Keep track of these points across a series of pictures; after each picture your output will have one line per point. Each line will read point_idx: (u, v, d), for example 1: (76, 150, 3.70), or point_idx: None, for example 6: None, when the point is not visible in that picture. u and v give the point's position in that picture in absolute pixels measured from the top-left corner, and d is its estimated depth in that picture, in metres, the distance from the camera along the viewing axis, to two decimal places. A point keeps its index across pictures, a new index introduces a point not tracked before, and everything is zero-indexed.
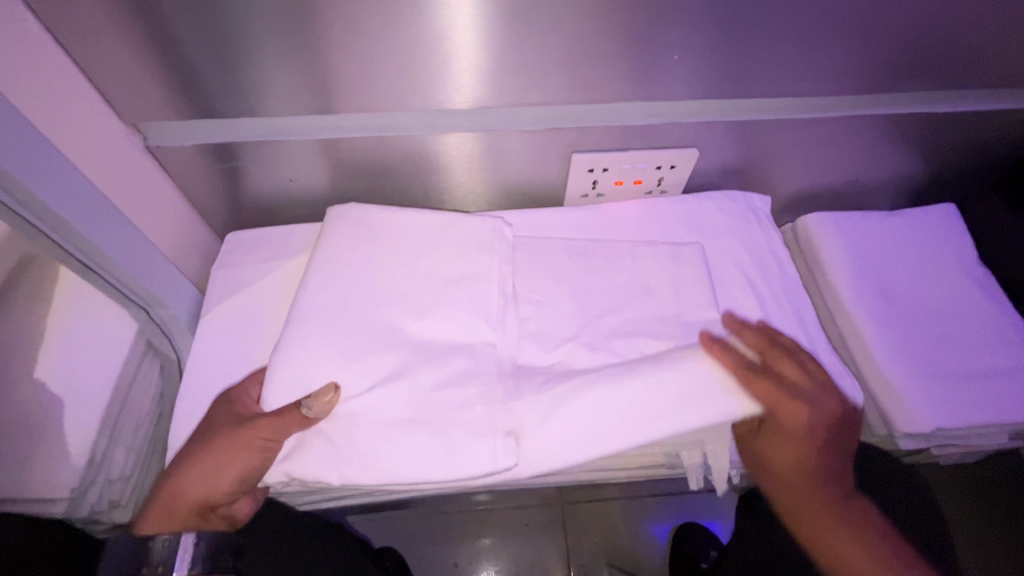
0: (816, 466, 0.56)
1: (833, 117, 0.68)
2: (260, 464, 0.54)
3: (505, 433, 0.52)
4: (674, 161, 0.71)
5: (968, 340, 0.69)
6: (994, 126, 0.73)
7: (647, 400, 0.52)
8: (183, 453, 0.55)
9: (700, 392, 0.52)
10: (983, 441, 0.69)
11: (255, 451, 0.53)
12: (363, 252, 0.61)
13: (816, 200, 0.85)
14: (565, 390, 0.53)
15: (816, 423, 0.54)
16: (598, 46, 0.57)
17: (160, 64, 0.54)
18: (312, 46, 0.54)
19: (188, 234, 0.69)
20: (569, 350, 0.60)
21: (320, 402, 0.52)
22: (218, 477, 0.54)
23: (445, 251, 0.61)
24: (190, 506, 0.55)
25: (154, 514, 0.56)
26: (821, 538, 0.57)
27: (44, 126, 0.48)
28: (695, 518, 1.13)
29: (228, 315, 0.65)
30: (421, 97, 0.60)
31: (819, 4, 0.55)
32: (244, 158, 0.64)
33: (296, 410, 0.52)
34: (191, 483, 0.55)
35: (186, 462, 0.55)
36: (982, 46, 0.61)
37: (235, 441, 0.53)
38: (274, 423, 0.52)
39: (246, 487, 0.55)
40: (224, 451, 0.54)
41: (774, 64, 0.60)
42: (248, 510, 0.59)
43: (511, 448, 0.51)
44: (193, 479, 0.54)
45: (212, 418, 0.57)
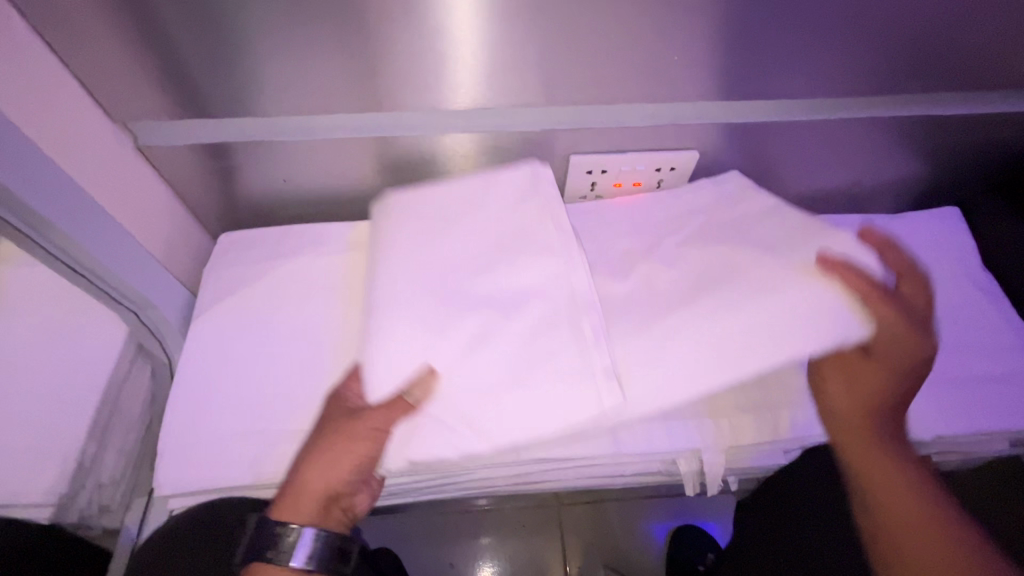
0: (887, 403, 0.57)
1: (822, 124, 0.73)
2: (375, 452, 0.54)
3: (607, 374, 0.52)
4: (673, 163, 0.75)
5: (969, 347, 0.74)
6: (974, 137, 0.78)
7: (758, 320, 0.53)
8: (305, 449, 0.55)
9: (825, 307, 0.54)
10: (983, 446, 0.73)
11: (367, 440, 0.53)
12: (414, 225, 0.61)
13: (815, 202, 0.89)
14: (646, 332, 0.55)
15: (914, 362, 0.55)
16: (600, 41, 0.60)
17: (149, 61, 0.56)
18: (307, 42, 0.57)
19: (181, 232, 0.71)
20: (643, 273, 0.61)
21: (424, 390, 0.52)
22: (342, 469, 0.54)
23: (491, 207, 0.61)
24: (317, 499, 0.55)
25: (284, 502, 0.55)
26: (876, 494, 0.54)
27: (33, 129, 0.50)
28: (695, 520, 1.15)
29: (217, 317, 0.65)
30: (421, 94, 0.64)
31: (810, 12, 0.59)
32: (237, 157, 0.67)
33: (399, 400, 0.52)
34: (314, 473, 0.54)
35: (309, 456, 0.55)
36: (970, 48, 0.66)
37: (350, 433, 0.53)
38: (388, 410, 0.52)
39: (367, 474, 0.55)
40: (341, 442, 0.53)
41: (755, 80, 0.67)
42: (366, 504, 0.60)
43: (615, 388, 0.51)
44: (320, 470, 0.54)
45: (327, 413, 0.57)
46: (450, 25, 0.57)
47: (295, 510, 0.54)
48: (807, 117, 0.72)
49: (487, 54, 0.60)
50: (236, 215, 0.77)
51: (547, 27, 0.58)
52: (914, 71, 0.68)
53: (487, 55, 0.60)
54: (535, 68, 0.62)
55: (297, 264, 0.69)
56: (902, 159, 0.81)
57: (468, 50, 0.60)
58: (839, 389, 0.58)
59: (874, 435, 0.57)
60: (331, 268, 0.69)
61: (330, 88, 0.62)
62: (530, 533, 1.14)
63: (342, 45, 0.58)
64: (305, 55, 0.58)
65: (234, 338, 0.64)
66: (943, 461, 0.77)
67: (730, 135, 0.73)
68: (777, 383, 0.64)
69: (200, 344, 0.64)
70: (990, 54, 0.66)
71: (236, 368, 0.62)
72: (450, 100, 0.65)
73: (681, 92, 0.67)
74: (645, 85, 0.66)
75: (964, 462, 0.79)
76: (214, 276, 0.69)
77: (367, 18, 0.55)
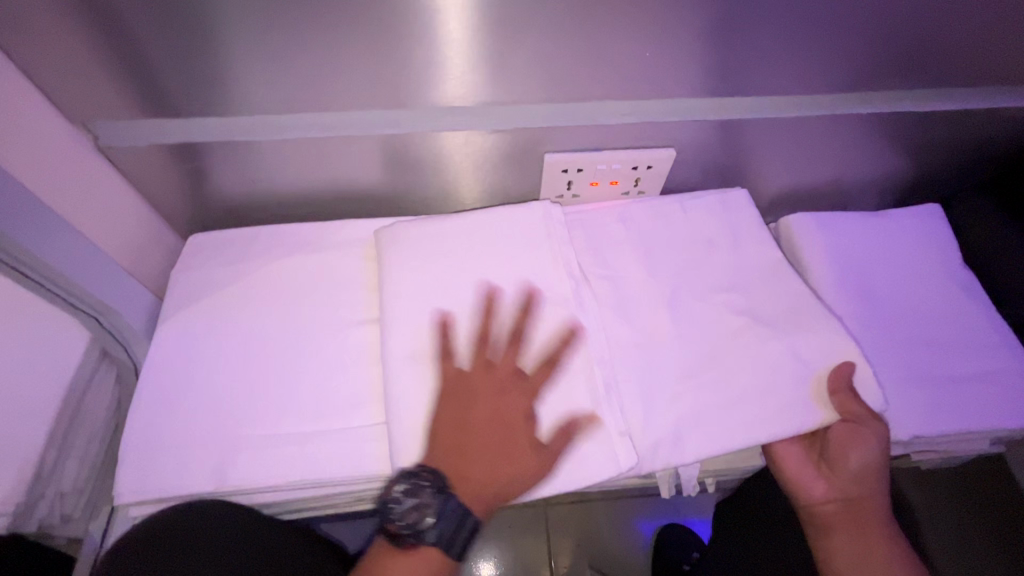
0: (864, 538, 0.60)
1: (800, 121, 0.72)
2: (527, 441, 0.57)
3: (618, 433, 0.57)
4: (651, 161, 0.74)
5: (949, 347, 0.73)
6: (955, 135, 0.78)
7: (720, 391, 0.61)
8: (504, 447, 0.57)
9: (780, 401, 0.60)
10: (964, 446, 0.73)
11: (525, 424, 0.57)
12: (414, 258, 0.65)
13: (796, 199, 0.89)
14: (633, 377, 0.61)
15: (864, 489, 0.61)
16: (573, 38, 0.59)
17: (107, 60, 0.55)
18: (273, 42, 0.56)
19: (146, 236, 0.70)
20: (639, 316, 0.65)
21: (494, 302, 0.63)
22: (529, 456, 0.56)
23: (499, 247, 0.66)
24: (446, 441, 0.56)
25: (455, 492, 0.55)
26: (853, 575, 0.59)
27: None
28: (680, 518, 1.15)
29: (182, 323, 0.64)
30: (394, 93, 0.63)
31: (784, 10, 0.58)
32: (204, 157, 0.66)
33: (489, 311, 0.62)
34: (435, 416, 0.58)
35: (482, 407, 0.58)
36: (948, 46, 0.65)
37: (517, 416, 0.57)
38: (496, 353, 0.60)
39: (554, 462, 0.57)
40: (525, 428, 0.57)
41: (731, 77, 0.66)
42: None
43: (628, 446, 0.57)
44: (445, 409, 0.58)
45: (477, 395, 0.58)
46: (421, 19, 0.55)
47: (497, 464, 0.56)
48: (785, 115, 0.71)
49: (460, 51, 0.59)
50: (207, 216, 0.75)
51: (519, 23, 0.57)
52: (894, 66, 0.67)
53: (460, 51, 0.59)
54: (510, 64, 0.61)
55: (265, 267, 0.67)
56: (883, 155, 0.80)
57: (440, 47, 0.58)
58: (826, 483, 0.61)
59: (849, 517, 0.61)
60: (304, 270, 0.68)
61: (294, 85, 0.60)
62: (517, 534, 1.14)
63: (306, 41, 0.56)
64: (268, 51, 0.56)
65: (201, 342, 0.63)
66: (924, 460, 0.76)
67: (709, 132, 0.72)
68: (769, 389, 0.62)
69: (168, 349, 0.63)
70: (970, 50, 0.66)
71: (203, 374, 0.61)
72: (422, 97, 0.64)
73: (657, 89, 0.66)
74: (620, 82, 0.65)
75: (942, 460, 0.78)
76: (180, 279, 0.67)
77: (331, 13, 0.54)
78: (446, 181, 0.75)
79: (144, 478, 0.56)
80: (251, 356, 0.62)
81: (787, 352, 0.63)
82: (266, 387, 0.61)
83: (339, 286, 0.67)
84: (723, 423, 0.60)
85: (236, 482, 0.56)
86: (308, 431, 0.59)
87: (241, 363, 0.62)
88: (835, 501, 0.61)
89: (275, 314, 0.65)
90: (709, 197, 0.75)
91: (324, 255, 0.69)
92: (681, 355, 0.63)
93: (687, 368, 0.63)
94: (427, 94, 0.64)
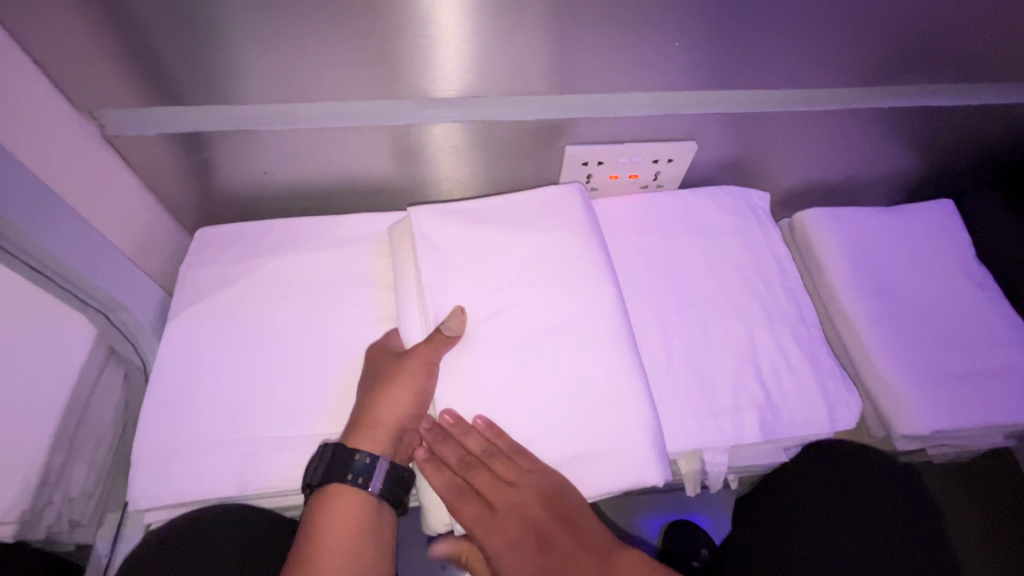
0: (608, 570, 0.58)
1: (822, 115, 0.71)
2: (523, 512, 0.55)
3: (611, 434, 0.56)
4: (671, 155, 0.73)
5: (966, 340, 0.73)
6: (969, 131, 0.78)
7: (738, 385, 0.61)
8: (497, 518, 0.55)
9: (802, 400, 0.62)
10: (979, 441, 0.73)
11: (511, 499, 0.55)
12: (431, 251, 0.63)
13: (811, 194, 0.88)
14: (657, 372, 0.62)
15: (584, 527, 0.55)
16: (598, 28, 0.58)
17: (117, 45, 0.52)
18: (291, 28, 0.53)
19: (151, 229, 0.67)
20: (653, 312, 0.65)
21: (458, 329, 0.55)
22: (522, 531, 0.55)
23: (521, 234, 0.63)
24: (389, 429, 0.56)
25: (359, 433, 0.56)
26: None
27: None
28: (686, 510, 1.05)
29: (195, 320, 0.62)
30: (412, 83, 0.61)
31: (812, 3, 0.58)
32: (214, 148, 0.63)
33: (438, 334, 0.55)
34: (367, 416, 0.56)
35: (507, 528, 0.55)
36: (968, 43, 0.65)
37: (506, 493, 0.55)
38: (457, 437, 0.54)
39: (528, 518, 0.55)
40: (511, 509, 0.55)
41: (753, 70, 0.65)
42: None
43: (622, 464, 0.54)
44: (387, 406, 0.56)
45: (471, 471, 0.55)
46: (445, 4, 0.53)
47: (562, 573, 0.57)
48: (807, 109, 0.70)
49: (484, 37, 0.57)
50: (213, 207, 0.73)
51: (546, 10, 0.55)
52: (918, 59, 0.66)
53: (484, 38, 0.57)
54: (534, 53, 0.59)
55: (279, 262, 0.65)
56: (899, 150, 0.80)
57: (462, 36, 0.57)
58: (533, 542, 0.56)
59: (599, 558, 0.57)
60: (318, 264, 0.66)
61: (311, 70, 0.58)
62: None
63: (326, 22, 0.53)
64: (286, 33, 0.54)
65: (215, 340, 0.61)
66: (939, 454, 0.77)
67: (731, 125, 0.71)
68: (790, 382, 0.63)
69: (179, 345, 0.60)
70: (990, 47, 0.66)
71: (218, 373, 0.59)
72: (442, 86, 0.62)
73: (681, 82, 0.65)
74: (643, 74, 0.64)
75: (956, 454, 0.79)
76: (190, 274, 0.65)
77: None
78: (462, 174, 0.73)
79: (160, 481, 0.54)
80: (267, 354, 0.60)
81: (795, 348, 0.65)
82: (283, 386, 0.59)
83: (355, 281, 0.65)
84: (742, 416, 0.60)
85: (256, 485, 0.55)
86: (329, 432, 0.57)
87: (256, 362, 0.60)
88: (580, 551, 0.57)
89: (290, 311, 0.63)
90: (729, 193, 0.74)
91: (339, 249, 0.67)
92: (700, 348, 0.63)
93: (707, 364, 0.62)
94: (447, 82, 0.61)
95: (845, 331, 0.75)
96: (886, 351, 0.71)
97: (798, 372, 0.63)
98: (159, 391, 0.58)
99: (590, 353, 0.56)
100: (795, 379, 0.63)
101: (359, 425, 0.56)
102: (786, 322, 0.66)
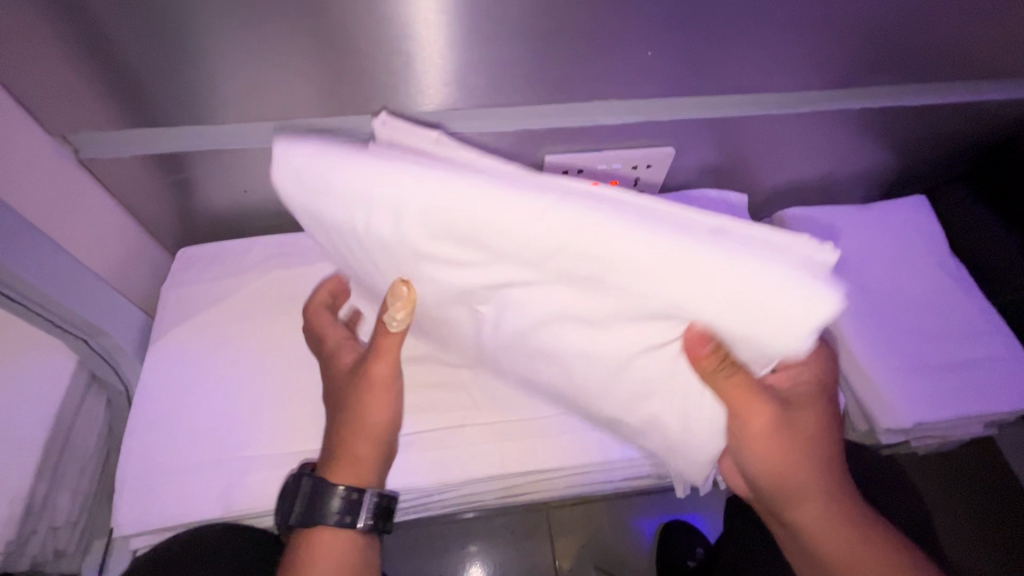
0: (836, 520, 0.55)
1: (796, 118, 0.73)
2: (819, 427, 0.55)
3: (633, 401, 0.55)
4: (650, 160, 0.76)
5: (943, 333, 0.75)
6: (938, 128, 0.80)
7: None
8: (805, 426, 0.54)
9: None
10: (959, 431, 0.75)
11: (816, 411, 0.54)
12: None
13: (789, 193, 0.90)
14: None
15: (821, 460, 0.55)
16: (571, 40, 0.58)
17: (89, 70, 0.52)
18: (266, 49, 0.54)
19: (131, 250, 0.67)
20: None
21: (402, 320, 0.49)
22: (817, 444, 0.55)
23: None
24: (370, 458, 0.54)
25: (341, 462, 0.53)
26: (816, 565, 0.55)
27: None
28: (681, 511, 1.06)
29: (177, 341, 0.61)
30: (390, 97, 0.61)
31: (778, 11, 0.59)
32: (193, 167, 0.63)
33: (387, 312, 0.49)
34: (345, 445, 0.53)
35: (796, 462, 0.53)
36: (932, 45, 0.67)
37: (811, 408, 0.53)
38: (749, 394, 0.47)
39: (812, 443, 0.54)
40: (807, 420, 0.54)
41: (725, 76, 0.66)
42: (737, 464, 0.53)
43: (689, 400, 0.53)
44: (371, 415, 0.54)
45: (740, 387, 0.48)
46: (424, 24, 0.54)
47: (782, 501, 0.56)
48: (781, 112, 0.72)
49: (462, 53, 0.58)
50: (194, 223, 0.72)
51: (522, 26, 0.56)
52: (890, 65, 0.68)
53: (462, 54, 0.58)
54: (512, 65, 0.60)
55: (261, 280, 0.65)
56: (873, 149, 0.82)
57: (440, 52, 0.57)
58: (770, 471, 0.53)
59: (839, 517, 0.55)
60: (302, 279, 0.66)
61: (290, 90, 0.58)
62: (519, 539, 1.02)
63: (306, 46, 0.54)
64: (265, 56, 0.54)
65: (201, 361, 0.60)
66: (922, 446, 0.78)
67: (707, 130, 0.72)
68: None
69: (161, 368, 0.60)
70: (953, 48, 0.68)
71: (201, 394, 0.59)
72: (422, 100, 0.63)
73: (659, 90, 0.67)
74: (618, 83, 0.65)
75: (938, 445, 0.80)
76: (171, 295, 0.64)
77: (333, 18, 0.52)
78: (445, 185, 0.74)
79: (148, 506, 0.54)
80: (253, 372, 0.60)
81: None
82: (272, 403, 0.59)
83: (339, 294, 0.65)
84: None
85: (247, 505, 0.54)
86: (315, 449, 0.57)
87: (240, 381, 0.60)
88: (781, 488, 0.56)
89: (274, 329, 0.63)
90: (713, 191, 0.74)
91: (322, 265, 0.67)
92: None
93: None
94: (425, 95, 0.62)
95: (826, 328, 0.76)
96: (866, 347, 0.73)
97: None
98: (141, 415, 0.57)
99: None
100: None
101: (334, 456, 0.53)
102: None
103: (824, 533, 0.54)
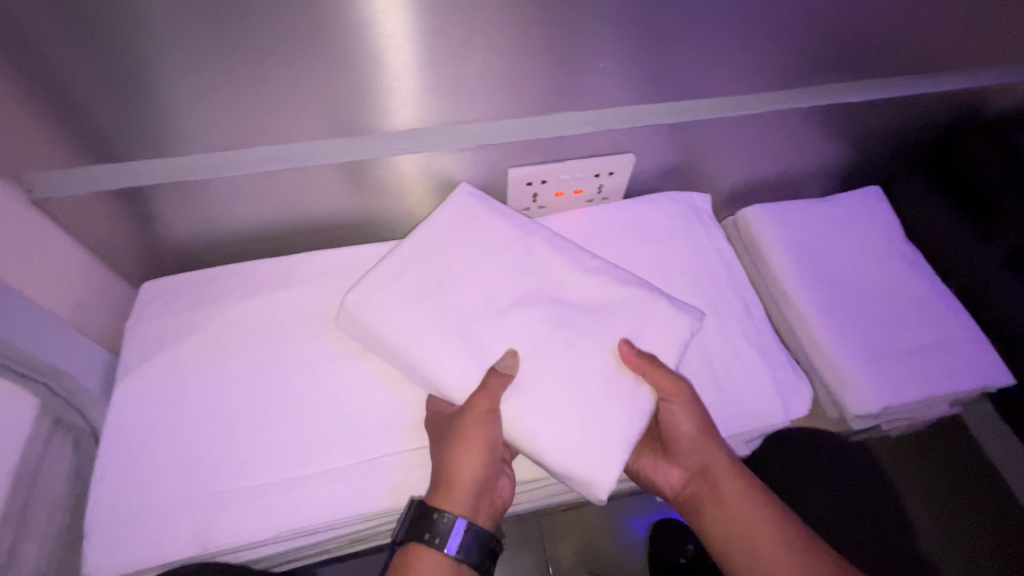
0: (751, 515, 0.56)
1: (754, 119, 0.74)
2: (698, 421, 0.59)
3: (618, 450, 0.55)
4: (612, 168, 0.75)
5: (905, 317, 0.77)
6: (886, 121, 0.82)
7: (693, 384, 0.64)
8: (698, 415, 0.59)
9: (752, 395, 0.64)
10: (927, 412, 0.76)
11: (690, 407, 0.58)
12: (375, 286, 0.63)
13: (751, 191, 0.92)
14: None
15: (708, 451, 0.59)
16: (525, 51, 0.59)
17: (34, 104, 0.51)
18: (218, 74, 0.53)
19: (91, 290, 0.65)
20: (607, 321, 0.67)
21: (509, 365, 0.56)
22: (693, 437, 0.59)
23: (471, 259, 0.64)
24: (467, 489, 0.54)
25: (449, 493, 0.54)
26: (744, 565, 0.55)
27: None
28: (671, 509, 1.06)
29: (143, 378, 0.60)
30: (348, 117, 0.61)
31: (722, 15, 0.61)
32: (151, 201, 0.62)
33: (495, 371, 0.55)
34: (450, 473, 0.54)
35: (693, 445, 0.59)
36: (871, 41, 0.69)
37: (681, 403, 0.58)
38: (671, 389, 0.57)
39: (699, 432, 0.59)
40: (682, 413, 0.58)
41: (677, 79, 0.68)
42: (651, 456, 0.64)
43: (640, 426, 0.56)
44: (465, 464, 0.54)
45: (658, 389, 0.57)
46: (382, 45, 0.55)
47: (703, 498, 0.59)
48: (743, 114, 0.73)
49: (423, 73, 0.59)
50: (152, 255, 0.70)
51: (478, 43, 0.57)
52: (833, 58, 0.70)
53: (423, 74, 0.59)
54: (472, 81, 0.61)
55: (229, 310, 0.64)
56: (826, 144, 0.84)
57: (400, 74, 0.58)
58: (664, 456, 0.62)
59: (750, 499, 0.57)
60: (270, 306, 0.65)
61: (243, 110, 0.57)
62: (512, 552, 1.02)
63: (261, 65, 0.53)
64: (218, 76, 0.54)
65: (170, 396, 0.59)
66: (894, 429, 0.80)
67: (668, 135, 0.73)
68: (741, 375, 0.65)
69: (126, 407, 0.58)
70: (892, 43, 0.70)
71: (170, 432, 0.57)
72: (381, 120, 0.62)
73: (614, 96, 0.68)
74: (574, 92, 0.66)
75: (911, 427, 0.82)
76: (136, 331, 0.63)
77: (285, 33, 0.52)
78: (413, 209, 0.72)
79: (119, 550, 0.52)
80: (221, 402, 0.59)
81: (747, 343, 0.67)
82: (245, 435, 0.58)
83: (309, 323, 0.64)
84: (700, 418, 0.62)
85: (222, 542, 0.53)
86: (292, 479, 0.56)
87: (211, 416, 0.58)
88: (687, 480, 0.61)
89: (244, 359, 0.62)
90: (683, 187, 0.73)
91: (290, 290, 0.66)
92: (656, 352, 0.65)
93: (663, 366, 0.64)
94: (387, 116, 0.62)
95: (794, 320, 0.78)
96: (833, 335, 0.74)
97: (751, 365, 0.66)
98: (108, 457, 0.56)
99: (551, 361, 0.57)
100: (752, 372, 0.65)
101: (441, 480, 0.55)
102: (736, 319, 0.69)
103: (734, 506, 0.57)
